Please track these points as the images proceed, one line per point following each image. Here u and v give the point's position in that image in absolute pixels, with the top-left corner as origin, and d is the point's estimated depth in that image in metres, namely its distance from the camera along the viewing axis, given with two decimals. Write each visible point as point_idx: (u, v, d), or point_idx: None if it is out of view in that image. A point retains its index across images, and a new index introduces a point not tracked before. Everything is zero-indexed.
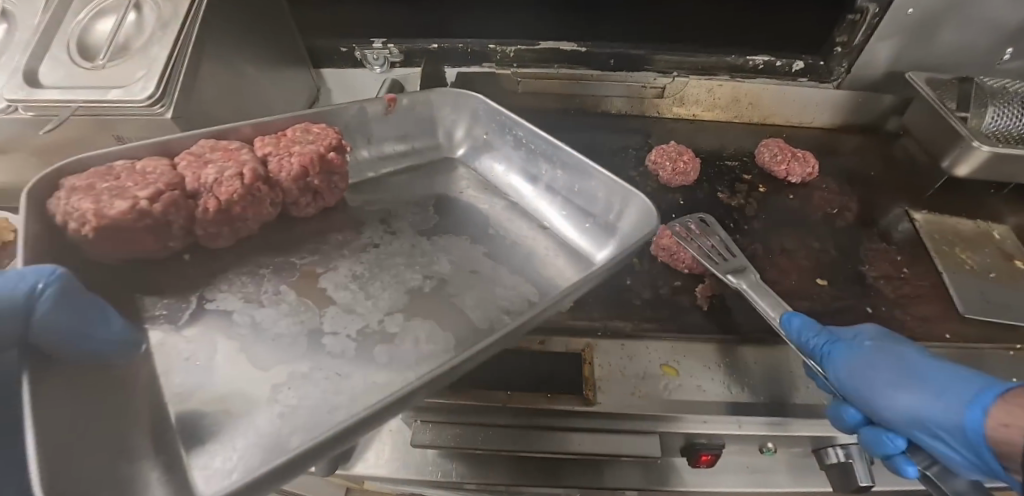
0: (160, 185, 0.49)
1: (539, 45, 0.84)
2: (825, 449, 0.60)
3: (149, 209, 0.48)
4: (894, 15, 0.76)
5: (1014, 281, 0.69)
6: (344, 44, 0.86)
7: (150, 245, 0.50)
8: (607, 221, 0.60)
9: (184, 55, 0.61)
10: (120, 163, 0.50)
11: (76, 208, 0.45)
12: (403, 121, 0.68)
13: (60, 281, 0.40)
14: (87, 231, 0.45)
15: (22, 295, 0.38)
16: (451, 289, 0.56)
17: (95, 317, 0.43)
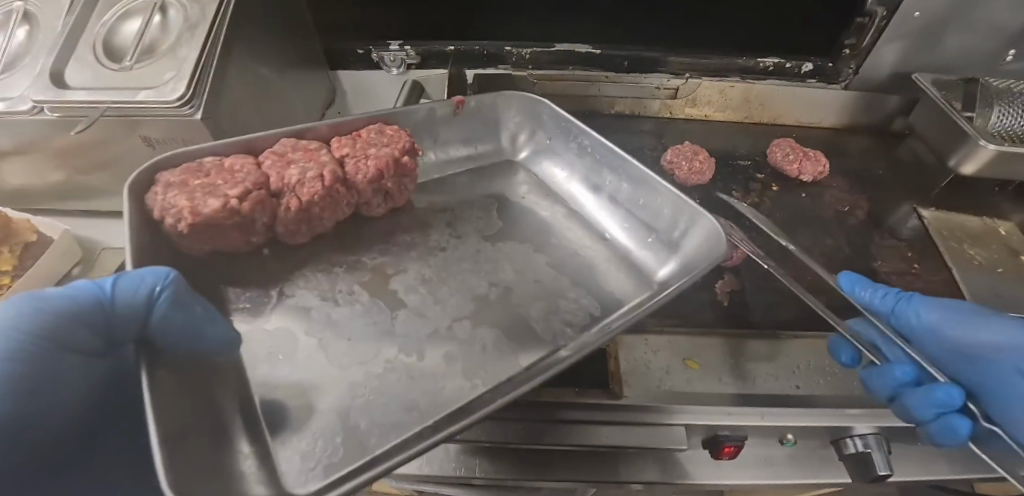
0: (248, 185, 0.52)
1: (553, 48, 0.85)
2: (843, 440, 0.61)
3: (238, 207, 0.51)
4: (901, 19, 0.77)
5: (1021, 276, 0.71)
6: (361, 46, 0.86)
7: (235, 239, 0.54)
8: (669, 238, 0.61)
9: (213, 56, 0.62)
10: (209, 159, 0.53)
11: (173, 205, 0.48)
12: (469, 123, 0.71)
13: (174, 284, 0.44)
14: (182, 227, 0.49)
15: (143, 296, 0.43)
16: (517, 299, 0.57)
17: (206, 318, 0.46)
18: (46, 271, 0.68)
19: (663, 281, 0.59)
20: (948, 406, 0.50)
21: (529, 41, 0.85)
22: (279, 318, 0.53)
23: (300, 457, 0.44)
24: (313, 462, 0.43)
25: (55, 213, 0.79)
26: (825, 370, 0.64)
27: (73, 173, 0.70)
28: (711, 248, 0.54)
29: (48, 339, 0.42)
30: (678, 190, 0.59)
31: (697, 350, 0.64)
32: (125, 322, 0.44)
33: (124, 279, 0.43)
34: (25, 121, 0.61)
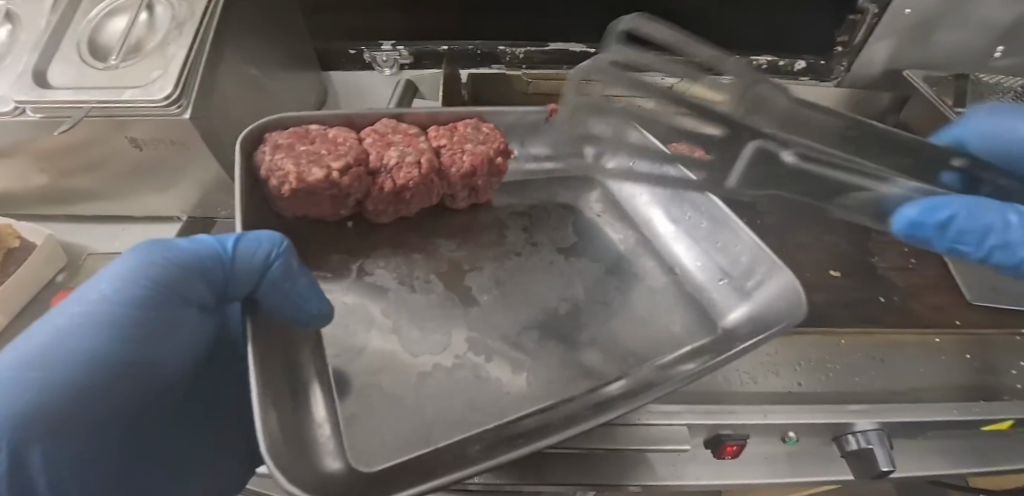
0: (349, 160, 0.59)
1: (548, 47, 0.85)
2: (845, 436, 0.61)
3: (338, 180, 0.58)
4: (893, 15, 0.78)
5: None
6: (354, 46, 0.86)
7: (328, 209, 0.61)
8: (743, 285, 0.64)
9: (201, 55, 0.61)
10: (316, 130, 0.62)
11: (280, 167, 0.56)
12: (555, 132, 0.73)
13: (285, 253, 0.51)
14: (285, 189, 0.56)
15: (259, 257, 0.49)
16: (585, 317, 0.61)
17: (306, 288, 0.51)
18: (29, 277, 0.66)
19: (733, 325, 0.63)
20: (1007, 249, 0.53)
21: (523, 41, 0.85)
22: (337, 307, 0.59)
23: (369, 435, 0.50)
24: (375, 443, 0.49)
25: (35, 218, 0.76)
26: (823, 367, 0.63)
27: (57, 176, 0.67)
28: (791, 309, 0.57)
29: (172, 289, 0.49)
30: (764, 246, 0.63)
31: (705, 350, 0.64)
32: (242, 281, 0.50)
33: (243, 238, 0.50)
34: (6, 123, 0.60)
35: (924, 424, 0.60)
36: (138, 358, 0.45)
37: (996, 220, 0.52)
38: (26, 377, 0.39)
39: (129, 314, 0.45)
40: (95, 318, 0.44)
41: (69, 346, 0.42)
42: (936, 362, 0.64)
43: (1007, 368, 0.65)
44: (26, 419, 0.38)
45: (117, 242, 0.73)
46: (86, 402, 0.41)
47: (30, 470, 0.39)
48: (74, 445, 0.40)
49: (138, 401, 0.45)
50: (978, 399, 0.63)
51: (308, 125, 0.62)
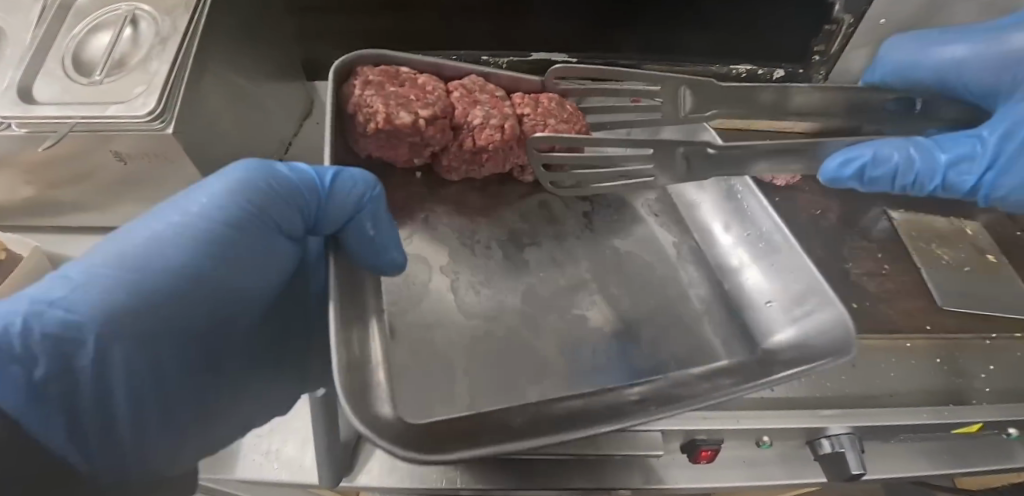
0: (436, 110, 0.63)
1: (532, 57, 0.86)
2: (818, 440, 0.62)
3: (422, 128, 0.62)
4: (868, 25, 0.80)
5: (987, 276, 0.73)
6: (338, 57, 0.87)
7: (402, 154, 0.65)
8: (789, 308, 0.66)
9: (185, 70, 0.61)
10: (405, 72, 0.65)
11: (372, 106, 0.60)
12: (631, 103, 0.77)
13: (376, 200, 0.54)
14: (370, 126, 0.61)
15: (355, 193, 0.53)
16: (643, 302, 0.68)
17: (390, 233, 0.55)
18: (15, 288, 0.66)
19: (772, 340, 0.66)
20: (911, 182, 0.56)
21: (506, 50, 0.86)
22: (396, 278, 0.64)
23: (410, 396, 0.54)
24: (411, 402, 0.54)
25: (21, 230, 0.77)
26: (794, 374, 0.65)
27: (43, 188, 0.68)
28: (835, 344, 0.59)
29: (268, 215, 0.51)
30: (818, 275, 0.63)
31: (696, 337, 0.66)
32: (333, 212, 0.53)
33: (341, 175, 0.53)
34: None
35: (895, 428, 0.61)
36: (226, 280, 0.47)
37: (900, 156, 0.56)
38: (121, 276, 0.41)
39: (223, 231, 0.47)
40: (200, 237, 0.46)
41: (165, 257, 0.44)
42: (907, 366, 0.66)
43: (976, 372, 0.67)
44: (120, 317, 0.40)
45: None
46: (175, 314, 0.43)
47: (114, 369, 0.40)
48: (156, 347, 0.42)
49: (219, 318, 0.47)
50: (949, 404, 0.64)
51: (399, 67, 0.66)
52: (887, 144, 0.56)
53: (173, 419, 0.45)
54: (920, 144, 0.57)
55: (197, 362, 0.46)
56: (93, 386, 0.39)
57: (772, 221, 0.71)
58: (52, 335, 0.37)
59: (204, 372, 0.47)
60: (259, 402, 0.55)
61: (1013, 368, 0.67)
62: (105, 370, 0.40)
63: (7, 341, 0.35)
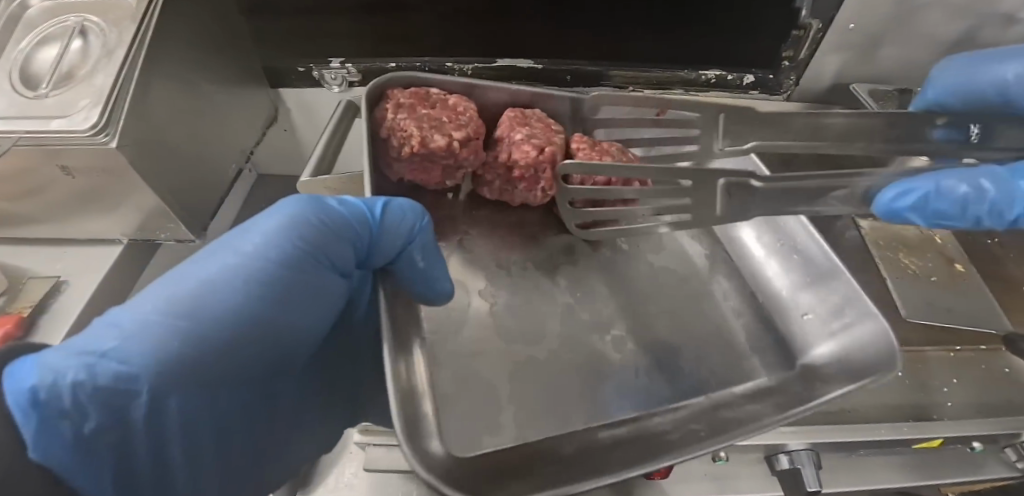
0: (470, 133, 0.64)
1: (496, 63, 0.84)
2: (777, 455, 0.61)
3: (456, 150, 0.63)
4: (837, 30, 0.78)
5: (954, 287, 0.72)
6: (302, 64, 0.85)
7: (435, 175, 0.67)
8: (835, 322, 0.65)
9: (130, 83, 0.60)
10: (437, 93, 0.66)
11: (404, 129, 0.62)
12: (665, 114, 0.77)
13: (423, 234, 0.58)
14: (405, 149, 0.62)
15: (406, 226, 0.57)
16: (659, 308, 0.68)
17: (438, 264, 0.59)
18: None
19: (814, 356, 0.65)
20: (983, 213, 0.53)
21: (470, 57, 0.84)
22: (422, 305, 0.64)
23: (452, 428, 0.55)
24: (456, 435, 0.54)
25: None
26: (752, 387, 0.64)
27: None
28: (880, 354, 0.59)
29: (319, 251, 0.54)
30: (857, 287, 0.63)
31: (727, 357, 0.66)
32: (386, 244, 0.56)
33: (391, 207, 0.57)
34: None
35: (854, 443, 0.60)
36: (276, 319, 0.49)
37: (965, 188, 0.53)
38: (179, 324, 0.43)
39: (277, 272, 0.50)
40: (258, 273, 0.49)
41: (225, 295, 0.46)
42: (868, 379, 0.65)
43: (939, 384, 0.65)
44: (171, 368, 0.41)
45: (59, 265, 0.73)
46: (225, 362, 0.45)
47: (167, 415, 0.42)
48: (209, 390, 0.44)
49: (272, 353, 0.50)
50: (910, 419, 0.62)
51: (430, 89, 0.67)
52: (948, 176, 0.54)
53: (219, 452, 0.48)
54: (993, 175, 0.53)
55: (243, 395, 0.50)
56: (145, 432, 0.41)
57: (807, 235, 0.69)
58: (104, 388, 0.38)
59: (248, 404, 0.51)
60: (296, 431, 0.58)
61: (976, 380, 0.66)
62: (157, 418, 0.42)
63: (64, 397, 0.37)
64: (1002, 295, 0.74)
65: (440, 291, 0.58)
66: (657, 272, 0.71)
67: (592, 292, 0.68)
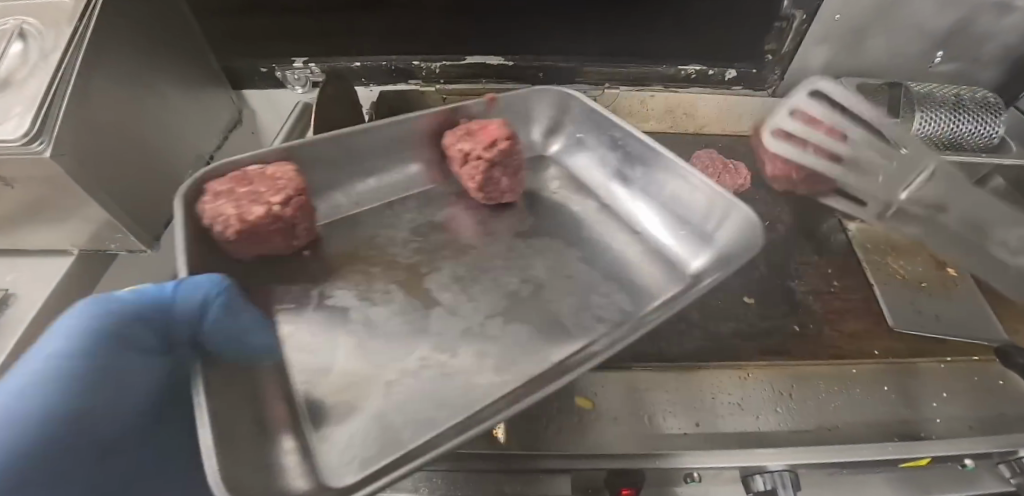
0: (290, 191, 0.54)
1: (465, 61, 0.81)
2: (752, 475, 0.54)
3: (281, 213, 0.53)
4: (821, 21, 0.75)
5: (944, 292, 0.69)
6: (264, 64, 0.83)
7: (278, 242, 0.56)
8: (704, 229, 0.61)
9: (67, 86, 0.57)
10: (253, 167, 0.56)
11: (222, 212, 0.51)
12: (506, 116, 0.72)
13: (225, 292, 0.47)
14: (228, 233, 0.51)
15: (199, 299, 0.46)
16: (548, 295, 0.57)
17: (248, 327, 0.48)
18: None
19: (698, 273, 0.60)
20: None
21: (438, 55, 0.81)
22: (311, 316, 0.54)
23: None
24: (348, 457, 0.44)
25: None
26: (727, 406, 0.58)
27: None
28: (750, 239, 0.56)
29: (115, 337, 0.43)
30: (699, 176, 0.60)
31: (700, 367, 0.60)
32: (185, 321, 0.45)
33: (183, 284, 0.46)
34: None
35: (836, 464, 0.55)
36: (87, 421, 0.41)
37: None
38: None
39: (76, 374, 0.40)
40: (44, 387, 0.39)
41: (12, 416, 0.38)
42: (851, 395, 0.60)
43: (927, 399, 0.60)
44: None
45: (9, 276, 0.70)
46: (23, 483, 0.37)
47: None
48: None
49: (99, 453, 0.42)
50: (896, 439, 0.57)
51: (244, 166, 0.56)
52: None
53: None
54: None
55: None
56: None
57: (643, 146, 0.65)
58: None
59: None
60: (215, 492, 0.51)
61: (970, 394, 0.61)
62: None
63: None
64: (994, 300, 0.71)
65: (250, 352, 0.47)
66: (557, 269, 0.60)
67: (466, 295, 0.57)
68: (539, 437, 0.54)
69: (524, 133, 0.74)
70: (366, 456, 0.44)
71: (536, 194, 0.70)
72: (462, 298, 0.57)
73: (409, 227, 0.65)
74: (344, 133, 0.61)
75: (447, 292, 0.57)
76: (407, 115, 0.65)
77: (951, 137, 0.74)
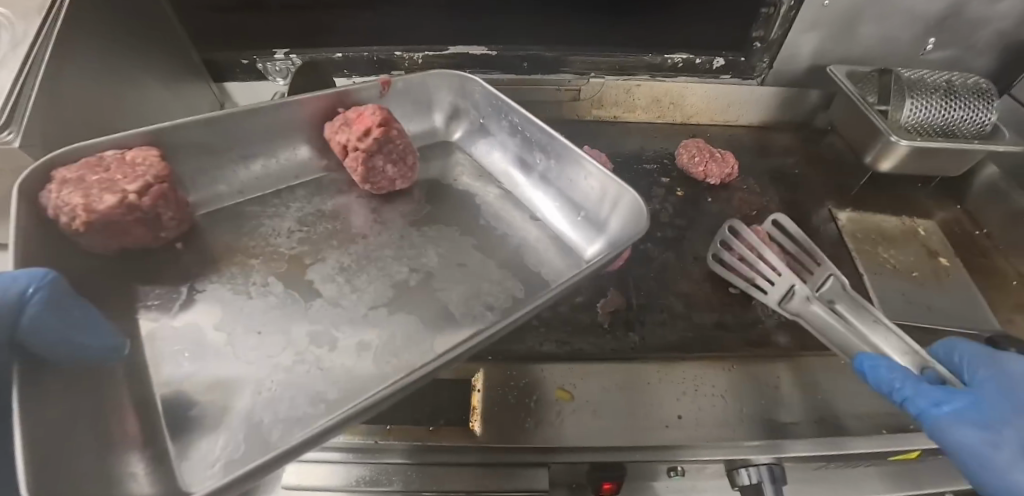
0: (149, 178, 0.49)
1: (448, 51, 0.80)
2: (737, 469, 0.53)
3: (138, 203, 0.48)
4: (811, 6, 0.74)
5: (936, 281, 0.68)
6: (245, 56, 0.81)
7: (142, 235, 0.51)
8: (598, 216, 0.59)
9: (37, 75, 0.54)
10: (109, 154, 0.49)
11: (67, 202, 0.44)
12: (396, 104, 0.67)
13: (50, 289, 0.39)
14: (77, 225, 0.45)
15: (11, 294, 0.37)
16: (439, 284, 0.55)
17: (84, 321, 0.42)
18: None
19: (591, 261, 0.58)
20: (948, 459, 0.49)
21: (420, 45, 0.80)
22: (180, 315, 0.50)
23: None
24: (210, 464, 0.41)
25: None
26: (709, 396, 0.56)
27: None
28: (634, 227, 0.52)
29: None
30: (594, 164, 0.57)
31: (679, 359, 0.58)
32: None
33: None
34: None
35: (822, 458, 0.54)
36: None
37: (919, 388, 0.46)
38: None
39: None
40: None
41: None
42: (841, 386, 0.58)
43: None
44: None
45: None
46: None
47: None
48: None
49: None
50: (883, 430, 0.55)
51: (100, 152, 0.49)
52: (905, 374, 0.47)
53: None
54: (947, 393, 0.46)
55: None
56: None
57: (539, 133, 0.62)
58: None
59: None
60: None
61: None
62: None
63: None
64: (989, 290, 0.69)
65: (84, 350, 0.41)
66: (451, 257, 0.58)
67: (351, 287, 0.54)
68: (531, 426, 0.52)
69: (426, 121, 0.71)
70: (230, 458, 0.41)
71: (438, 182, 0.67)
72: (346, 289, 0.54)
73: (296, 215, 0.60)
74: (218, 116, 0.55)
75: (330, 285, 0.54)
76: (291, 97, 0.59)
77: (944, 123, 0.72)
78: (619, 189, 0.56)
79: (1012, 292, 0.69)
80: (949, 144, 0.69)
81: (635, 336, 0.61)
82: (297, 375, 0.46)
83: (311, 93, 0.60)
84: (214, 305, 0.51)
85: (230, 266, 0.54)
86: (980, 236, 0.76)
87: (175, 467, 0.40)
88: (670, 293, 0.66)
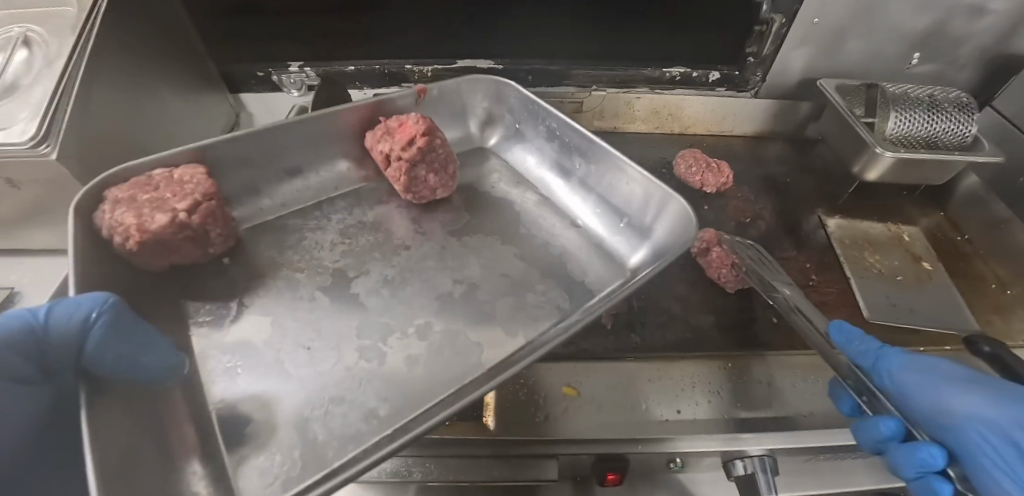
0: (198, 197, 0.52)
1: (456, 64, 0.83)
2: (732, 461, 0.56)
3: (187, 221, 0.52)
4: (801, 24, 0.78)
5: (919, 283, 0.72)
6: (261, 69, 0.85)
7: (190, 250, 0.55)
8: (642, 223, 0.63)
9: (72, 90, 0.57)
10: (158, 172, 0.52)
11: (120, 223, 0.48)
12: (432, 109, 0.71)
13: (112, 310, 0.43)
14: (131, 244, 0.49)
15: (77, 321, 0.42)
16: (484, 295, 0.58)
17: (145, 345, 0.46)
18: None
19: (636, 268, 0.62)
20: (930, 467, 0.46)
21: (431, 59, 0.83)
22: (233, 328, 0.53)
23: None
24: (271, 479, 0.44)
25: None
26: (705, 393, 0.59)
27: None
28: (683, 235, 0.56)
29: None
30: (644, 173, 0.60)
31: (678, 357, 0.62)
32: (61, 347, 0.42)
33: (58, 306, 0.42)
34: None
35: (810, 451, 0.57)
36: None
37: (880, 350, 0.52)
38: None
39: None
40: None
41: None
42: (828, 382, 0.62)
43: None
44: None
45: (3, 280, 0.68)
46: None
47: None
48: None
49: None
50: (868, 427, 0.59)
51: (150, 170, 0.52)
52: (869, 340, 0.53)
53: None
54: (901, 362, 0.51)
55: None
56: None
57: (582, 138, 0.66)
58: None
59: None
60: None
61: None
62: None
63: None
64: (969, 293, 0.73)
65: (147, 370, 0.46)
66: (494, 266, 0.61)
67: (398, 301, 0.57)
68: (542, 420, 0.56)
69: (461, 127, 0.75)
70: (287, 476, 0.44)
71: (476, 188, 0.71)
72: (394, 301, 0.57)
73: (337, 228, 0.64)
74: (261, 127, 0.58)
75: (376, 297, 0.57)
76: (334, 107, 0.63)
77: (927, 135, 0.76)
78: (667, 195, 0.59)
79: (991, 296, 0.73)
80: (930, 155, 0.73)
81: (636, 337, 0.65)
82: (348, 382, 0.50)
83: (350, 103, 0.64)
84: (266, 316, 0.55)
85: (266, 277, 0.58)
86: (962, 241, 0.81)
87: (233, 484, 0.44)
88: (668, 296, 0.70)
